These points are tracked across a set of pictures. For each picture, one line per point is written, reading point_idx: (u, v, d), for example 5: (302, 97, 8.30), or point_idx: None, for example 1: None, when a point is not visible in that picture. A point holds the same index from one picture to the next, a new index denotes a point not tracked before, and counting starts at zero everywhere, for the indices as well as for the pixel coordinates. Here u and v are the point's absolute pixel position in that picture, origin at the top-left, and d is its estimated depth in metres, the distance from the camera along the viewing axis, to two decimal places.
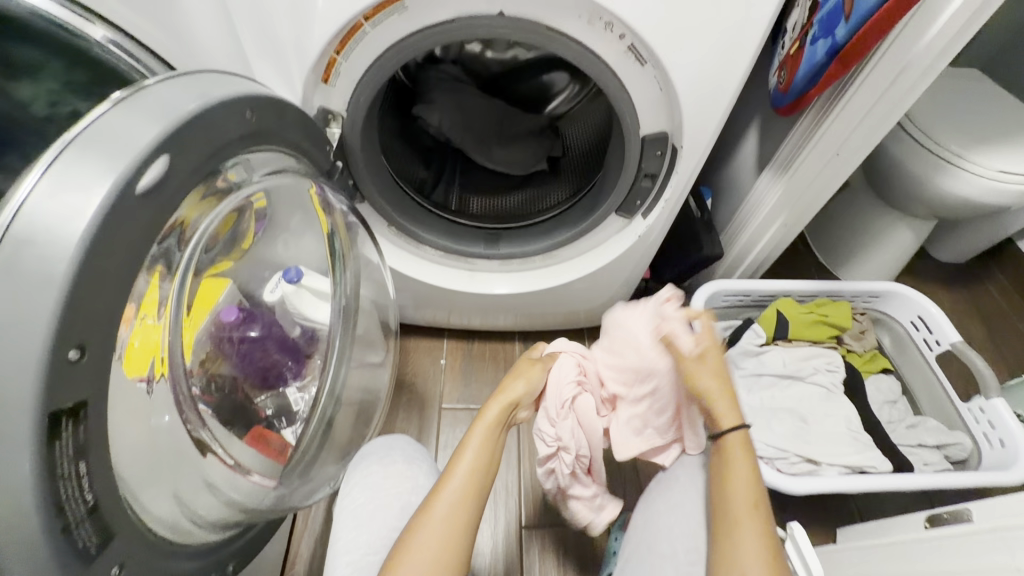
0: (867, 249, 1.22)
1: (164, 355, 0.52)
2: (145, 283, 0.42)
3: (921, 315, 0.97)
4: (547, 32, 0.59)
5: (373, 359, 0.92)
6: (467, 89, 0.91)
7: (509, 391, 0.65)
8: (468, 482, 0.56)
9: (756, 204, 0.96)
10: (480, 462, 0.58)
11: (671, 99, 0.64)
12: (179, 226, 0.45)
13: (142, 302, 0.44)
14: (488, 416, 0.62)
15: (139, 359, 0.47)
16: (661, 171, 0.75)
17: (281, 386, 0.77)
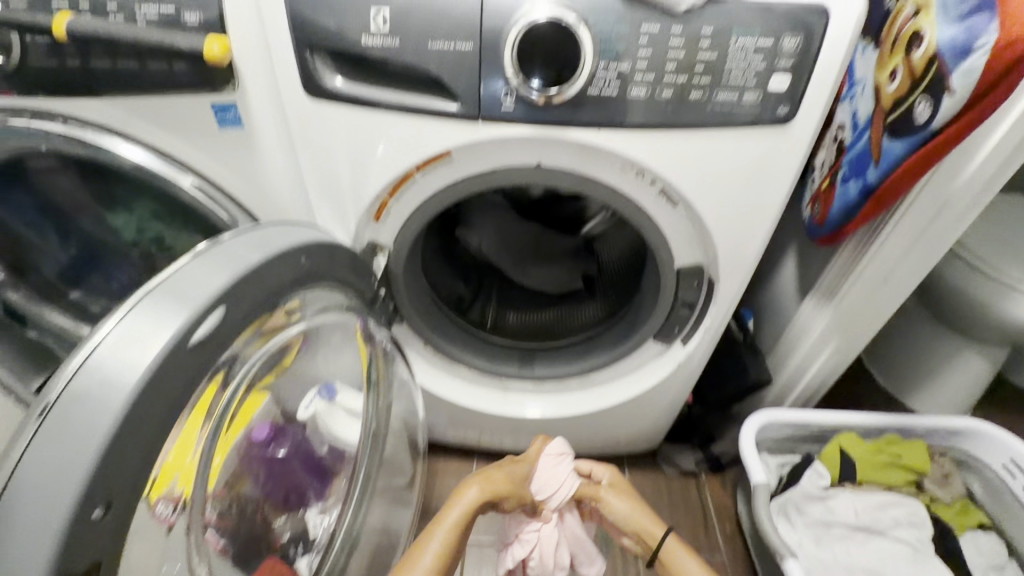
0: (935, 375, 1.13)
1: (193, 474, 0.50)
2: (203, 390, 0.41)
3: (1014, 459, 0.85)
4: (582, 179, 0.63)
5: (396, 483, 0.89)
6: (506, 214, 0.93)
7: (493, 482, 0.66)
8: (437, 562, 0.62)
9: (802, 328, 0.92)
10: (447, 543, 0.63)
11: (704, 236, 0.66)
12: (245, 339, 0.45)
13: (197, 405, 0.43)
14: (465, 500, 0.65)
15: (168, 478, 0.45)
16: (698, 300, 0.74)
17: (301, 509, 0.75)
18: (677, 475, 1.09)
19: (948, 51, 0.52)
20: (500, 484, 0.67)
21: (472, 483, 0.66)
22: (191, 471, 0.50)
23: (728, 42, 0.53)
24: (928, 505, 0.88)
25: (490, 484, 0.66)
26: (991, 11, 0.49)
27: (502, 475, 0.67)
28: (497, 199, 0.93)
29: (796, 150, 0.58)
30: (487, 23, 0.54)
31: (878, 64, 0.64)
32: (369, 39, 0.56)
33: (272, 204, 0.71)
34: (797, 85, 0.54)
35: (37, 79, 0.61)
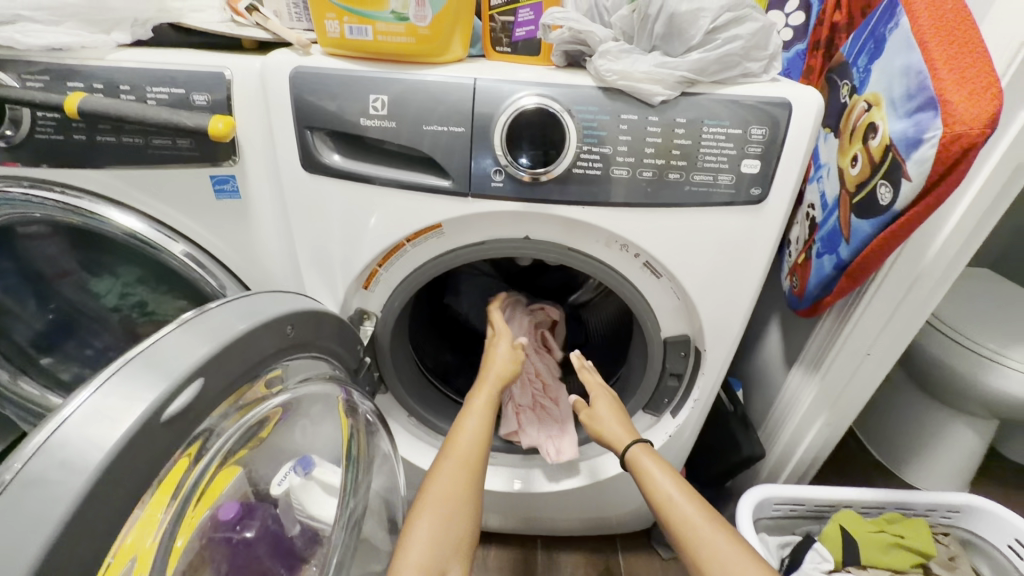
0: (926, 448, 1.11)
1: (148, 559, 0.46)
2: (174, 464, 0.39)
3: (1020, 539, 0.81)
4: (568, 250, 0.66)
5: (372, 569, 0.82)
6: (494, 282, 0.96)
7: (502, 366, 0.75)
8: (476, 441, 0.69)
9: (793, 399, 0.92)
10: (481, 429, 0.70)
11: (689, 307, 0.67)
12: (224, 408, 0.44)
13: (165, 481, 0.40)
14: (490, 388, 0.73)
15: (123, 564, 0.40)
16: (686, 371, 0.74)
17: None
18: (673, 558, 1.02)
19: (901, 143, 0.56)
20: (500, 367, 0.75)
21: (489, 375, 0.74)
22: (146, 557, 0.46)
23: (701, 130, 0.57)
24: None
25: (496, 366, 0.74)
26: (935, 109, 0.52)
27: (501, 345, 0.77)
28: (486, 268, 0.96)
29: (771, 227, 0.61)
30: (479, 108, 0.58)
31: (840, 151, 0.69)
32: (368, 120, 0.60)
33: (261, 270, 0.72)
34: (768, 168, 0.58)
35: (43, 151, 0.63)
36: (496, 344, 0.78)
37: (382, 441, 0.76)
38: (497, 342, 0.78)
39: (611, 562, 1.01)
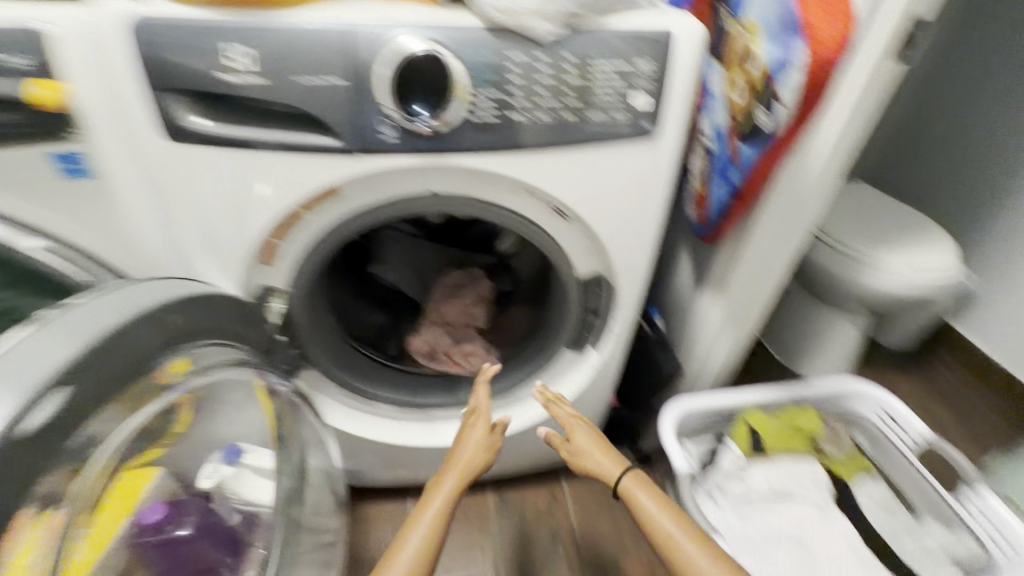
0: (816, 345, 1.27)
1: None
2: (55, 478, 0.36)
3: (884, 408, 0.97)
4: (476, 202, 0.64)
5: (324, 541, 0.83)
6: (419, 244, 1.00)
7: (461, 459, 0.73)
8: (424, 545, 0.66)
9: (702, 319, 1.00)
10: (428, 537, 0.67)
11: (599, 247, 0.69)
12: (111, 407, 0.40)
13: (46, 504, 0.37)
14: (445, 486, 0.71)
15: None
16: (603, 308, 0.78)
17: None
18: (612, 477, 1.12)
19: (773, 70, 0.60)
20: (466, 463, 0.73)
21: (449, 467, 0.73)
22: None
23: (591, 67, 0.57)
24: (824, 463, 0.97)
25: (468, 450, 0.74)
26: (799, 34, 0.57)
27: (469, 438, 0.75)
28: (410, 229, 0.99)
29: (666, 160, 0.63)
30: (358, 55, 0.53)
31: (725, 80, 0.72)
32: (231, 76, 0.53)
33: (143, 257, 0.65)
34: (658, 102, 0.59)
35: None
36: (467, 433, 0.76)
37: (308, 422, 0.75)
38: (468, 430, 0.77)
39: (558, 490, 1.09)
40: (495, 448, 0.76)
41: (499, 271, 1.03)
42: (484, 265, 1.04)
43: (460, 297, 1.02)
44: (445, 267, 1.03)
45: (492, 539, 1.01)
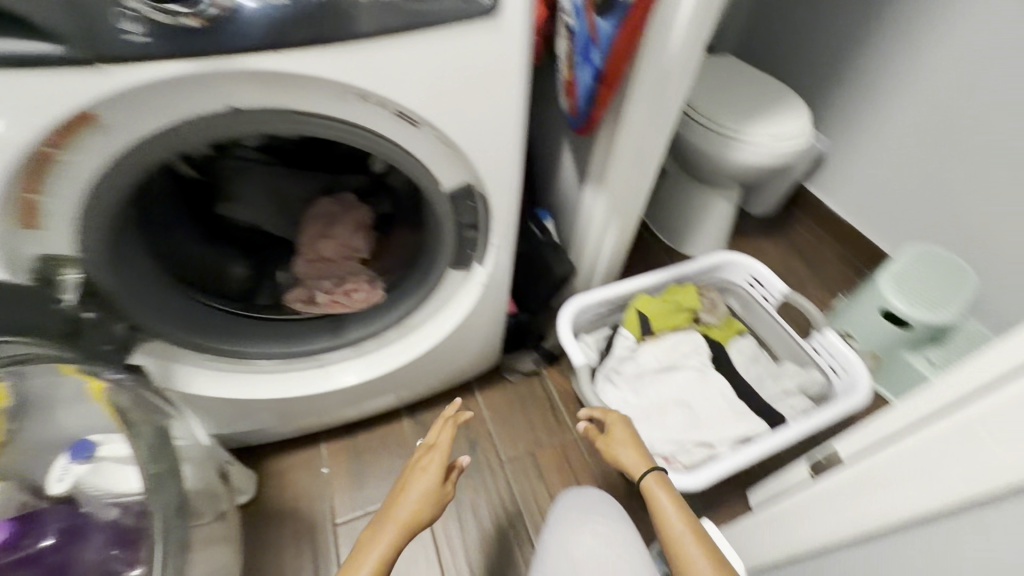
0: (696, 223, 1.34)
1: None
2: None
3: (753, 274, 1.07)
4: (293, 116, 0.54)
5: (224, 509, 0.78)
6: (276, 171, 0.83)
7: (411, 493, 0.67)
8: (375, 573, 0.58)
9: (589, 214, 0.99)
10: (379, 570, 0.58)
11: (459, 153, 0.62)
12: None
13: None
14: (400, 516, 0.64)
15: None
16: (480, 221, 0.73)
17: None
18: (522, 379, 1.16)
19: None
20: (411, 507, 0.65)
21: (401, 500, 0.66)
22: None
23: None
24: (703, 330, 1.06)
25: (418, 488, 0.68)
26: None
27: (420, 479, 0.69)
28: (255, 154, 0.78)
29: (516, 42, 0.54)
30: None
31: None
32: None
33: None
34: None
35: None
36: (416, 476, 0.70)
37: (155, 419, 0.65)
38: (419, 472, 0.71)
39: (472, 403, 1.11)
40: (444, 498, 0.70)
41: (375, 194, 0.90)
42: (356, 188, 0.90)
43: (339, 229, 0.91)
44: (312, 196, 0.89)
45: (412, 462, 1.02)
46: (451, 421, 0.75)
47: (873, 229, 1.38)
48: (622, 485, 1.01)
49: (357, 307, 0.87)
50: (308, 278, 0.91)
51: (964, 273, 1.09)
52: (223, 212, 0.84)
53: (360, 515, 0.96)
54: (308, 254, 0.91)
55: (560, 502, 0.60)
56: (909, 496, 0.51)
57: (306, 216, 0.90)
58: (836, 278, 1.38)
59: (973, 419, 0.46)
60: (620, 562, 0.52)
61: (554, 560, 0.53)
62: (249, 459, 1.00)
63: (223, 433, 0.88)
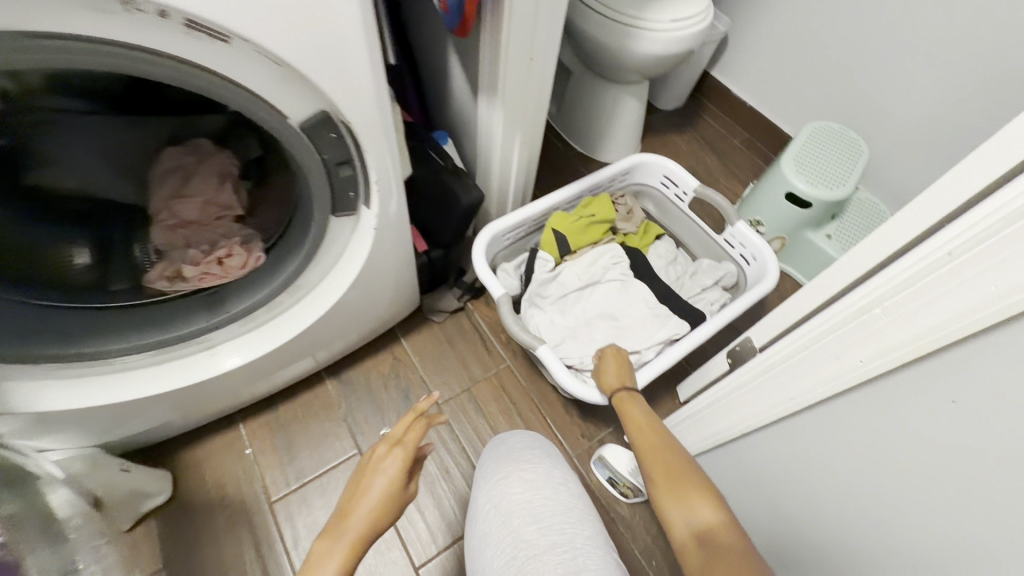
0: (607, 127, 1.27)
1: None
2: None
3: (666, 174, 1.05)
4: (30, 41, 0.40)
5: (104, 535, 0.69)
6: (102, 121, 0.61)
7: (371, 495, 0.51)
8: None
9: (488, 130, 0.89)
10: None
11: (295, 73, 0.50)
12: None
13: None
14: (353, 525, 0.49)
15: None
16: (352, 154, 0.61)
17: None
18: (448, 318, 1.10)
19: None
20: (368, 511, 0.50)
21: (357, 507, 0.50)
22: None
23: None
24: (622, 240, 1.04)
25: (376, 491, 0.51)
26: None
27: (381, 477, 0.53)
28: (70, 104, 0.55)
29: None
30: None
31: None
32: None
33: None
34: None
35: None
36: (372, 477, 0.53)
37: None
38: (376, 471, 0.54)
39: (399, 351, 1.05)
40: (407, 500, 0.54)
41: (239, 137, 0.72)
42: (209, 133, 0.72)
43: (198, 185, 0.75)
44: (157, 149, 0.71)
45: (344, 424, 0.97)
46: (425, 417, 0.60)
47: (778, 112, 1.37)
48: (561, 403, 1.01)
49: (233, 277, 0.75)
50: (168, 248, 0.76)
51: (857, 146, 1.12)
52: (37, 184, 0.62)
53: (296, 489, 0.90)
54: (161, 219, 0.75)
55: (487, 455, 0.57)
56: (811, 382, 0.52)
57: (154, 177, 0.72)
58: (746, 165, 1.39)
59: (862, 299, 0.45)
60: (551, 504, 0.49)
61: (484, 515, 0.50)
62: (158, 457, 0.90)
63: (109, 442, 0.76)
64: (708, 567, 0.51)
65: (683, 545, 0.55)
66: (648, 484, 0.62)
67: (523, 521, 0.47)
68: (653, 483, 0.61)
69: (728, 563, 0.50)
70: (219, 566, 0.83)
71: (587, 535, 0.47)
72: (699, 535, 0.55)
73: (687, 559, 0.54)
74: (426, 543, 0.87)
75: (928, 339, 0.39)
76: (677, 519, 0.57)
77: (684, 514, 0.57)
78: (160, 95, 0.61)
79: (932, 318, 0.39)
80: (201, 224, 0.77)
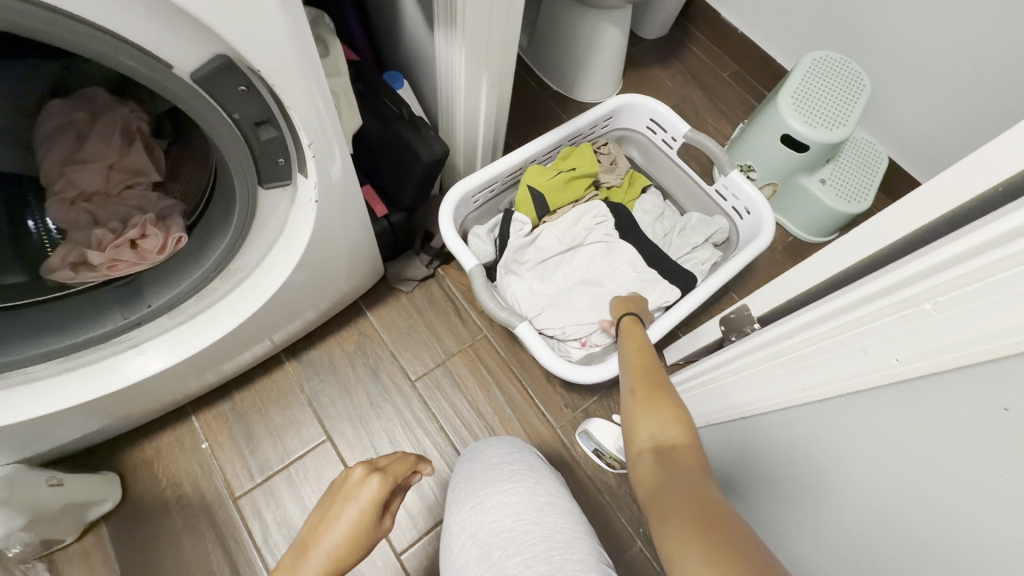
0: (586, 62, 1.13)
1: None
2: None
3: (653, 117, 0.93)
4: None
5: None
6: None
7: (336, 530, 0.45)
8: None
9: (449, 70, 0.75)
10: None
11: (171, 5, 0.36)
12: None
13: None
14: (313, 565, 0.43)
15: None
16: (273, 111, 0.49)
17: None
18: (417, 287, 1.00)
19: None
20: (333, 548, 0.44)
21: (318, 541, 0.45)
22: None
23: None
24: (605, 195, 0.94)
25: (340, 529, 0.45)
26: None
27: (348, 507, 0.47)
28: None
29: None
30: None
31: None
32: None
33: None
34: None
35: None
36: (343, 505, 0.47)
37: None
38: (349, 497, 0.47)
39: (364, 326, 0.96)
40: (380, 536, 0.48)
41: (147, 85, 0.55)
42: (106, 82, 0.55)
43: (98, 149, 0.59)
44: (36, 103, 0.54)
45: (309, 408, 0.89)
46: (404, 458, 0.53)
47: (772, 40, 1.24)
48: (543, 374, 0.95)
49: (152, 262, 0.62)
50: (66, 225, 0.61)
51: (859, 79, 1.01)
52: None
53: (262, 482, 0.84)
54: (55, 192, 0.59)
55: (460, 474, 0.52)
56: (825, 374, 0.46)
57: (41, 139, 0.56)
58: (736, 102, 1.28)
59: (906, 286, 0.38)
60: (535, 530, 0.43)
61: (459, 546, 0.45)
62: (102, 458, 0.82)
63: (34, 453, 0.67)
64: (659, 480, 0.46)
65: (639, 453, 0.51)
66: (626, 393, 0.57)
67: (505, 555, 0.42)
68: (631, 392, 0.56)
69: (680, 477, 0.46)
70: (185, 568, 0.78)
71: (578, 559, 0.42)
72: (658, 449, 0.50)
73: (639, 469, 0.50)
74: (406, 529, 0.83)
75: (985, 343, 0.33)
76: (644, 429, 0.52)
77: (650, 427, 0.52)
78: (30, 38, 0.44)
79: (995, 320, 0.32)
80: (106, 195, 0.62)
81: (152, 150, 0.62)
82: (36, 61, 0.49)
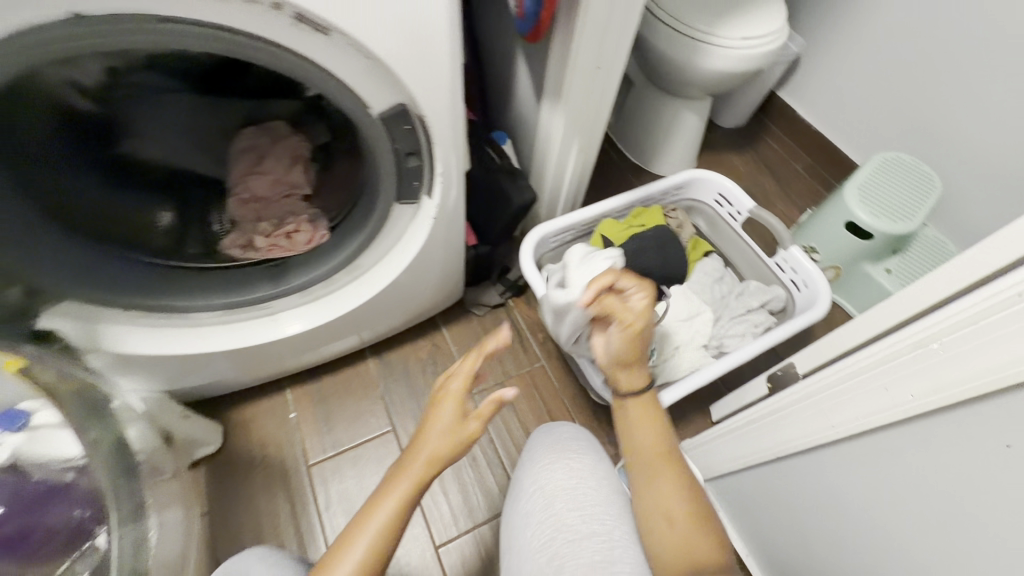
0: (665, 140, 1.27)
1: None
2: None
3: (721, 191, 1.04)
4: (163, 26, 0.46)
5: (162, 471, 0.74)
6: (187, 97, 0.67)
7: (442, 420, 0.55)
8: (393, 522, 0.50)
9: (548, 133, 0.91)
10: (386, 536, 0.49)
11: (382, 66, 0.54)
12: None
13: None
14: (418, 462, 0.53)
15: None
16: (420, 145, 0.65)
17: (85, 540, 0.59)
18: (488, 313, 1.13)
19: None
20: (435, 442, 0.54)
21: (422, 438, 0.55)
22: None
23: None
24: None
25: (439, 423, 0.55)
26: None
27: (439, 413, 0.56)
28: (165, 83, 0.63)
29: None
30: None
31: None
32: None
33: None
34: None
35: None
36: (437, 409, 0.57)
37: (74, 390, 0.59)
38: (438, 405, 0.57)
39: (438, 338, 1.09)
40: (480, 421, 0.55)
41: (321, 117, 0.73)
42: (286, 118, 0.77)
43: (272, 165, 0.79)
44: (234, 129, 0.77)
45: (381, 401, 1.01)
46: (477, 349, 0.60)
47: (846, 138, 1.33)
48: (591, 408, 1.02)
49: (298, 250, 0.80)
50: (237, 222, 0.81)
51: (930, 179, 1.07)
52: (130, 148, 0.69)
53: (332, 457, 0.95)
54: (238, 195, 0.80)
55: (534, 439, 0.61)
56: (853, 413, 0.51)
57: (234, 157, 0.78)
58: (805, 190, 1.36)
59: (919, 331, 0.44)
60: (593, 494, 0.53)
61: (527, 494, 0.54)
62: (212, 411, 0.98)
63: (175, 389, 0.84)
64: None
65: None
66: (655, 516, 0.52)
67: (567, 508, 0.51)
68: (666, 520, 0.52)
69: None
70: (257, 518, 0.89)
71: (624, 529, 0.52)
72: None
73: None
74: (448, 525, 0.90)
75: (982, 379, 0.39)
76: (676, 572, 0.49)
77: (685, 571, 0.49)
78: (241, 73, 0.66)
79: (988, 360, 0.38)
80: (268, 202, 0.81)
81: (306, 168, 0.82)
82: (238, 102, 0.73)
